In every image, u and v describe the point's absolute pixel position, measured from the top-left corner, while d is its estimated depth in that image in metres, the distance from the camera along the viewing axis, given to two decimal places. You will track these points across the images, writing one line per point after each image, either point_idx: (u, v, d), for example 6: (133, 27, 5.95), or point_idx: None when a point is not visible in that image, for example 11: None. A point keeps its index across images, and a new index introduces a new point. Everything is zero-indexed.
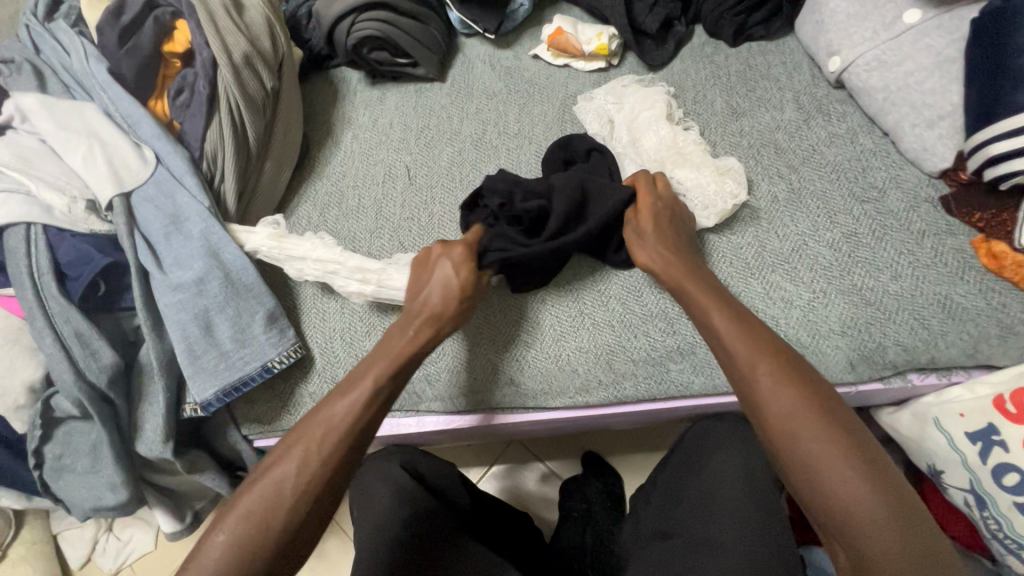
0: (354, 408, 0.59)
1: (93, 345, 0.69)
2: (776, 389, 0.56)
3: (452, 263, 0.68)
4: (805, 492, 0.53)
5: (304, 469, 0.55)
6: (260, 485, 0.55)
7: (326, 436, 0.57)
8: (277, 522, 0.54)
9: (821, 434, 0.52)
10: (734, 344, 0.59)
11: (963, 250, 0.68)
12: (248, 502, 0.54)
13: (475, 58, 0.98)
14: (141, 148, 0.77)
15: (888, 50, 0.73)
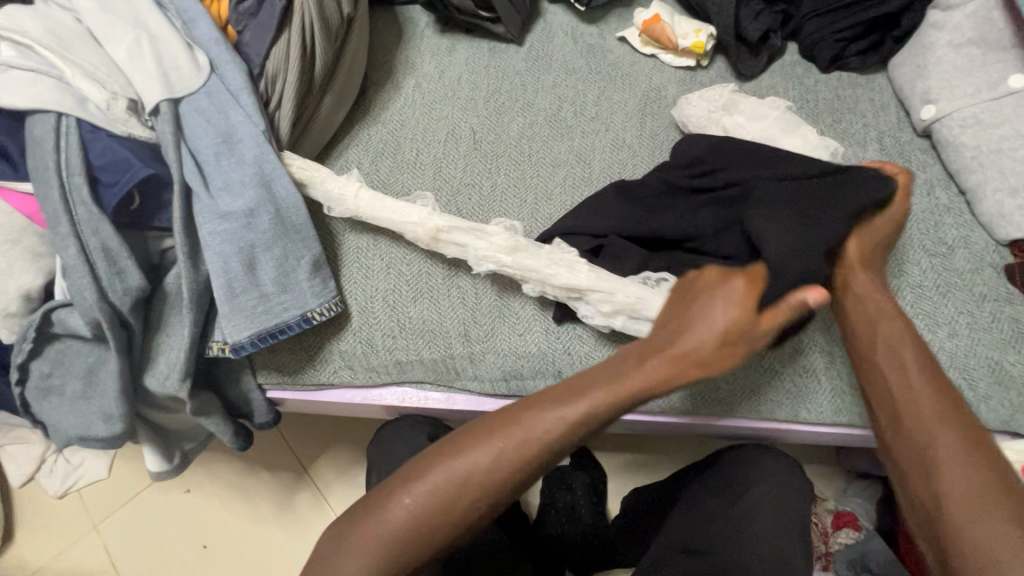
0: (558, 423, 0.54)
1: (120, 264, 0.61)
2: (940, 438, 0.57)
3: (720, 304, 0.57)
4: (946, 506, 0.55)
5: (472, 464, 0.54)
6: (449, 466, 0.54)
7: (524, 438, 0.54)
8: (452, 512, 0.53)
9: (966, 451, 0.56)
10: (912, 389, 0.60)
11: (1018, 320, 0.70)
12: (439, 479, 0.54)
13: (557, 27, 0.92)
14: (195, 51, 0.68)
15: (987, 110, 0.74)
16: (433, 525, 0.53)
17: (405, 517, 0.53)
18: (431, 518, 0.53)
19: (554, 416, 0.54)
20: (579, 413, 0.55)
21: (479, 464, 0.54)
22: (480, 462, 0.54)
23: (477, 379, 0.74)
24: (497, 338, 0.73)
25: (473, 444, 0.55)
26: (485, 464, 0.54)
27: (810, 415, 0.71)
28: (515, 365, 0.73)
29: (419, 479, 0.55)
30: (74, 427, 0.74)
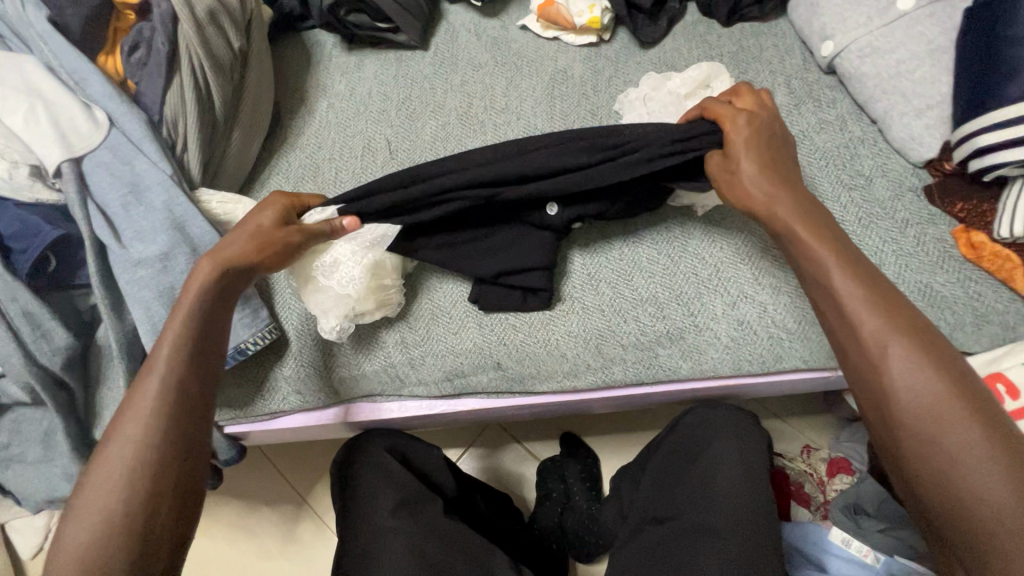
0: (190, 345, 0.55)
1: (44, 325, 0.64)
2: (897, 362, 0.46)
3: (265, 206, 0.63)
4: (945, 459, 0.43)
5: (129, 435, 0.50)
6: (115, 447, 0.50)
7: (169, 379, 0.52)
8: (135, 488, 0.48)
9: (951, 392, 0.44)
10: (862, 311, 0.48)
11: (943, 240, 0.69)
12: (110, 468, 0.49)
13: (460, 26, 0.93)
14: (92, 110, 0.69)
15: (881, 37, 0.74)
16: (115, 516, 0.47)
17: (89, 524, 0.47)
18: (121, 507, 0.47)
19: (169, 348, 0.54)
20: (168, 348, 0.54)
21: (134, 427, 0.50)
22: (136, 430, 0.50)
23: (421, 383, 0.74)
24: (434, 340, 0.74)
25: (127, 416, 0.51)
26: (149, 419, 0.50)
27: (753, 366, 0.71)
28: (455, 364, 0.73)
29: (88, 490, 0.49)
30: (38, 492, 0.74)
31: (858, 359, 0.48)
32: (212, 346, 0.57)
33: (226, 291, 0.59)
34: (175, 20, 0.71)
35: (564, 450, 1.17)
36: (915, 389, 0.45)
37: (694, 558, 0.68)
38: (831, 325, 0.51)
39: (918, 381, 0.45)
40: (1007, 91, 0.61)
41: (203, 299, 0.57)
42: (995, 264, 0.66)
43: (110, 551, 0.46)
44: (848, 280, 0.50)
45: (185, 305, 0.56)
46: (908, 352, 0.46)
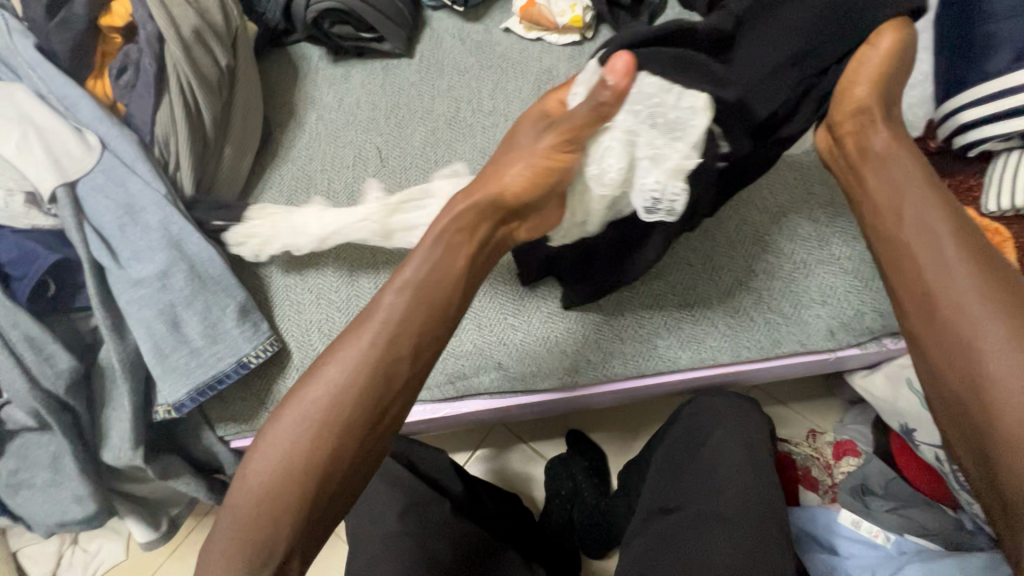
0: (437, 303, 0.51)
1: (47, 350, 0.64)
2: (987, 323, 0.43)
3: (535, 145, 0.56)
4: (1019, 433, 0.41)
5: (327, 379, 0.48)
6: (316, 388, 0.48)
7: (372, 335, 0.49)
8: (316, 438, 0.46)
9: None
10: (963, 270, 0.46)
11: None
12: (298, 411, 0.47)
13: (444, 32, 0.93)
14: (84, 134, 0.70)
15: None
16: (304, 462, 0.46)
17: (270, 462, 0.46)
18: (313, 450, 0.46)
19: (393, 304, 0.50)
20: (393, 302, 0.50)
21: (331, 377, 0.48)
22: (336, 374, 0.48)
23: (423, 388, 0.74)
24: None
25: (327, 362, 0.49)
26: (355, 369, 0.48)
27: (753, 353, 0.71)
28: (455, 367, 0.74)
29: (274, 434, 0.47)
30: (48, 517, 0.74)
31: (933, 317, 0.46)
32: (455, 301, 0.52)
33: (474, 235, 0.53)
34: (161, 41, 0.72)
35: (570, 448, 1.17)
36: (997, 355, 0.42)
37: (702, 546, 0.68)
38: (925, 289, 0.47)
39: (1007, 351, 0.42)
40: (986, 67, 0.62)
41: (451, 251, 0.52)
42: (984, 238, 0.66)
43: (291, 492, 0.45)
44: (951, 237, 0.47)
45: (425, 252, 0.52)
46: (993, 316, 0.43)
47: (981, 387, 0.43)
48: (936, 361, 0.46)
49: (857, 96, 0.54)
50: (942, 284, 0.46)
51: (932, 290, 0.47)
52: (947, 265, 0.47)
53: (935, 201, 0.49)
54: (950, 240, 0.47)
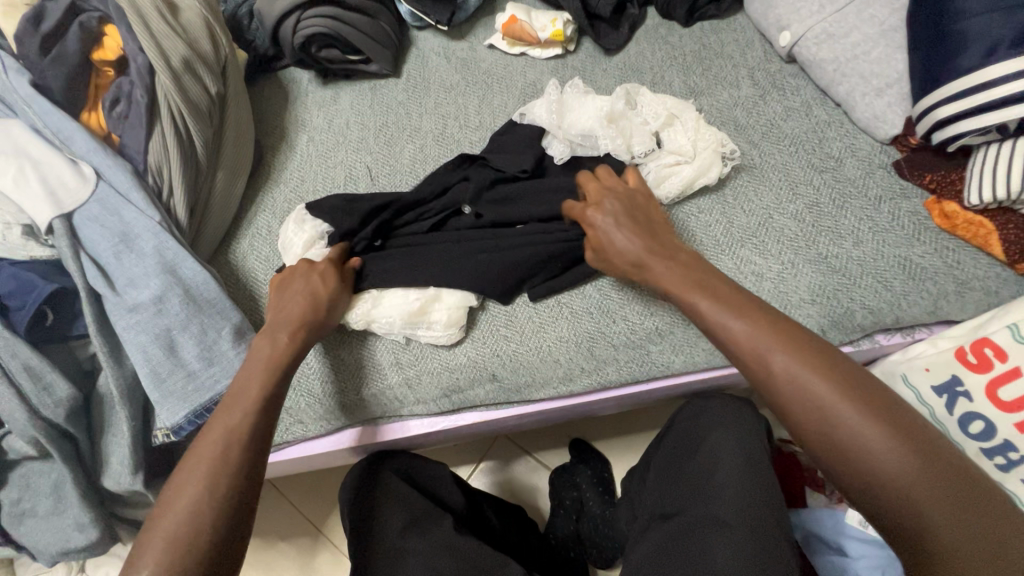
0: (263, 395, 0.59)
1: (46, 378, 0.65)
2: (827, 395, 0.47)
3: (318, 276, 0.69)
4: (856, 469, 0.46)
5: (203, 458, 0.53)
6: (201, 466, 0.53)
7: (245, 420, 0.56)
8: (205, 512, 0.50)
9: (851, 403, 0.47)
10: (771, 348, 0.50)
11: (918, 213, 0.71)
12: (181, 500, 0.51)
13: (429, 51, 0.95)
14: (79, 165, 0.71)
15: (834, 23, 0.76)
16: (188, 564, 0.48)
17: (158, 547, 0.49)
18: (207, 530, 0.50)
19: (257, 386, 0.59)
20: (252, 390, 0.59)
21: (198, 465, 0.53)
22: (209, 460, 0.53)
23: (419, 401, 0.75)
24: (428, 358, 0.75)
25: (192, 453, 0.54)
26: (229, 451, 0.54)
27: None
28: (451, 380, 0.74)
29: (157, 522, 0.50)
30: (51, 546, 0.74)
31: (785, 397, 0.49)
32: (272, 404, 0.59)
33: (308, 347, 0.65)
34: (151, 72, 0.73)
35: (574, 457, 1.17)
36: (851, 421, 0.46)
37: (701, 549, 0.67)
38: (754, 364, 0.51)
39: (856, 416, 0.46)
40: (958, 63, 0.63)
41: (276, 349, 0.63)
42: (970, 231, 0.67)
43: None
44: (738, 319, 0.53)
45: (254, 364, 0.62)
46: (806, 377, 0.48)
47: (826, 438, 0.47)
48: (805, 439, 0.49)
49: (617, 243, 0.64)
50: (776, 369, 0.50)
51: (767, 366, 0.50)
52: (758, 347, 0.51)
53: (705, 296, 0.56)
54: (752, 325, 0.52)
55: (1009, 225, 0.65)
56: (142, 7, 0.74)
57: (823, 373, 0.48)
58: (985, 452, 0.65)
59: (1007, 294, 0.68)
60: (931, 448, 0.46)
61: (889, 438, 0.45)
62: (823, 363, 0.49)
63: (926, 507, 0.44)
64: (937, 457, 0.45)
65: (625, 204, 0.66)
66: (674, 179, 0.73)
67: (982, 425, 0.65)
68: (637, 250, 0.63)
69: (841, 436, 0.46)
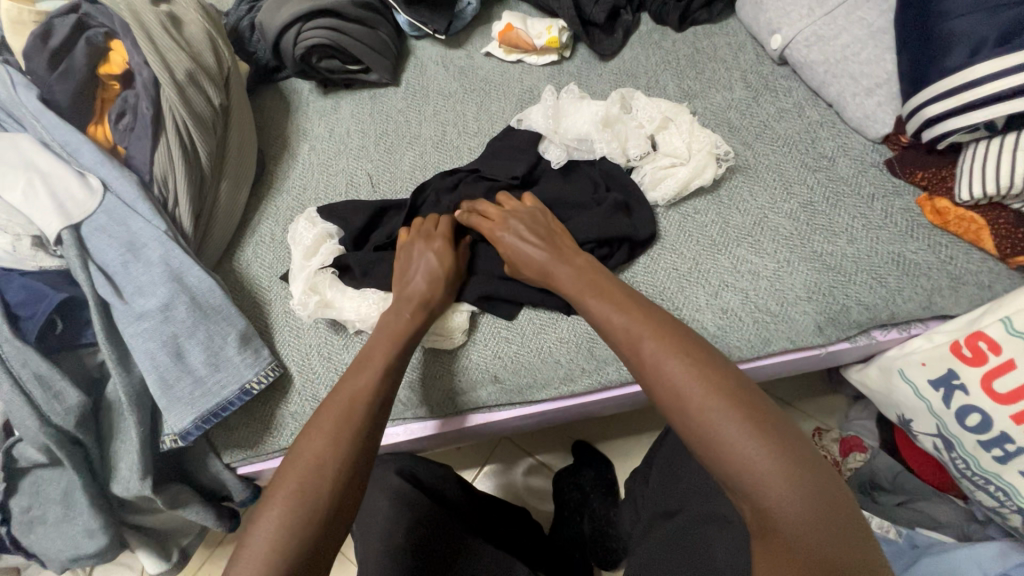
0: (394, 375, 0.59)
1: (56, 387, 0.67)
2: (685, 379, 0.48)
3: (434, 251, 0.70)
4: (712, 457, 0.46)
5: (340, 429, 0.52)
6: (331, 429, 0.52)
7: (382, 393, 0.56)
8: (340, 481, 0.49)
9: (711, 392, 0.47)
10: (645, 340, 0.52)
11: (911, 210, 0.72)
12: (315, 459, 0.50)
13: (428, 60, 0.97)
14: (87, 177, 0.73)
15: (824, 25, 0.77)
16: (321, 512, 0.48)
17: (289, 502, 0.47)
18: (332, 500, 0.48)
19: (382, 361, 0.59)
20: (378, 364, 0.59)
21: (345, 430, 0.52)
22: (347, 427, 0.52)
23: (423, 404, 0.76)
24: (430, 362, 0.76)
25: (336, 410, 0.53)
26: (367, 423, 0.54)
27: (744, 352, 0.72)
28: (453, 383, 0.75)
29: (291, 465, 0.50)
30: (61, 553, 0.75)
31: (653, 383, 0.50)
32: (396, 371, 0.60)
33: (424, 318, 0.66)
34: (156, 85, 0.75)
35: (577, 458, 1.17)
36: (707, 403, 0.47)
37: (702, 545, 0.68)
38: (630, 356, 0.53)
39: (710, 397, 0.47)
40: (946, 63, 0.64)
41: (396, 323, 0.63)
42: (962, 227, 0.69)
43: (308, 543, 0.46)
44: (621, 315, 0.55)
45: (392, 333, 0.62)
46: (672, 363, 0.50)
47: (689, 427, 0.47)
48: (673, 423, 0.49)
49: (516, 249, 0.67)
50: (648, 356, 0.51)
51: (640, 355, 0.52)
52: (636, 335, 0.53)
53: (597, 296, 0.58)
54: (631, 318, 0.55)
55: (1001, 221, 0.66)
56: (147, 23, 0.76)
57: (688, 358, 0.49)
58: (983, 445, 0.67)
59: (1001, 289, 0.69)
60: (789, 442, 0.45)
61: (739, 425, 0.45)
62: (692, 350, 0.50)
63: (768, 491, 0.43)
64: (793, 450, 0.44)
65: (520, 224, 0.69)
66: (670, 182, 0.75)
67: (978, 418, 0.67)
68: (537, 258, 0.65)
69: (698, 416, 0.46)
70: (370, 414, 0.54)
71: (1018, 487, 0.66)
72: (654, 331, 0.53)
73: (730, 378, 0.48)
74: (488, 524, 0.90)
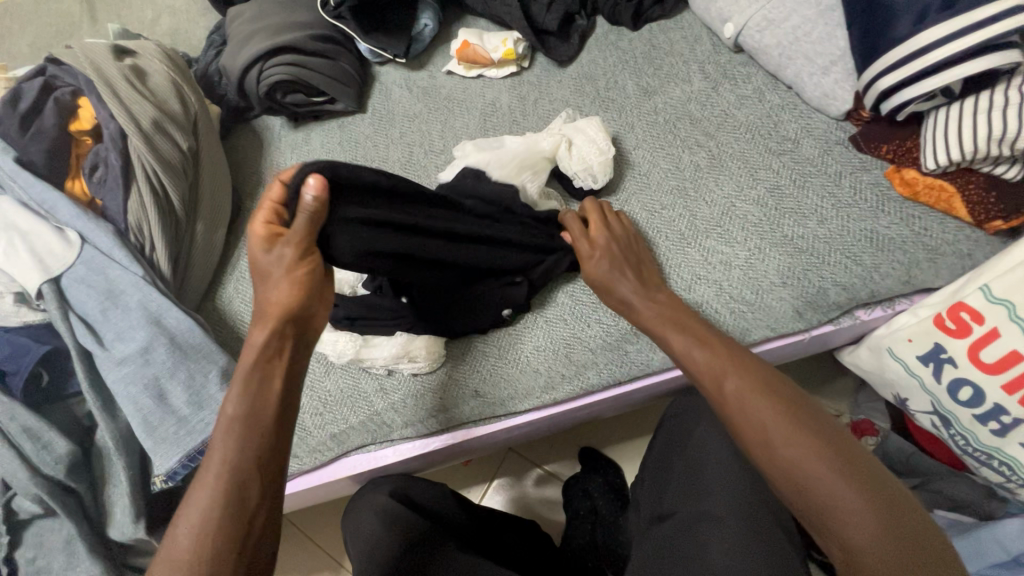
0: (252, 409, 0.51)
1: (45, 438, 0.69)
2: (781, 431, 0.49)
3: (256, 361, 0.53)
4: (797, 500, 0.48)
5: (204, 481, 0.49)
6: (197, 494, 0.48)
7: (241, 443, 0.50)
8: (213, 533, 0.46)
9: (802, 441, 0.48)
10: (738, 387, 0.53)
11: (879, 184, 0.71)
12: (189, 516, 0.47)
13: (392, 84, 0.98)
14: (64, 231, 0.75)
15: (773, 9, 0.77)
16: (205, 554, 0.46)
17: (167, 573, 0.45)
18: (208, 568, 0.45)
19: (246, 384, 0.53)
20: (237, 401, 0.52)
21: (209, 478, 0.49)
22: (217, 463, 0.49)
23: (407, 425, 0.75)
24: (410, 382, 0.76)
25: (208, 455, 0.50)
26: (238, 446, 0.50)
27: None
28: (437, 401, 0.75)
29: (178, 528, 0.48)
30: None
31: (745, 430, 0.52)
32: (268, 372, 0.54)
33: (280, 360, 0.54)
34: (123, 136, 0.78)
35: (585, 465, 1.15)
36: (799, 452, 0.48)
37: (694, 546, 0.67)
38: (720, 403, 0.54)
39: (802, 452, 0.48)
40: (893, 33, 0.63)
41: (257, 353, 0.54)
42: (932, 197, 0.67)
43: None
44: (709, 360, 0.56)
45: (240, 376, 0.53)
46: (766, 412, 0.51)
47: (781, 470, 0.49)
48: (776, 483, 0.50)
49: (601, 246, 0.69)
50: (735, 402, 0.53)
51: (728, 403, 0.53)
52: (724, 383, 0.54)
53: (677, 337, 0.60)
54: (713, 359, 0.56)
55: (970, 187, 0.64)
56: (112, 80, 0.80)
57: (801, 421, 0.49)
58: (978, 418, 0.66)
59: (982, 256, 0.67)
60: (879, 490, 0.46)
61: (830, 474, 0.46)
62: (798, 412, 0.50)
63: (859, 533, 0.44)
64: (885, 499, 0.45)
65: (625, 246, 0.70)
66: (593, 152, 0.76)
67: (970, 391, 0.65)
68: (629, 286, 0.66)
69: (800, 483, 0.47)
70: (245, 434, 0.50)
71: (1021, 460, 0.64)
72: (746, 376, 0.54)
73: (825, 426, 0.50)
74: (489, 541, 0.89)
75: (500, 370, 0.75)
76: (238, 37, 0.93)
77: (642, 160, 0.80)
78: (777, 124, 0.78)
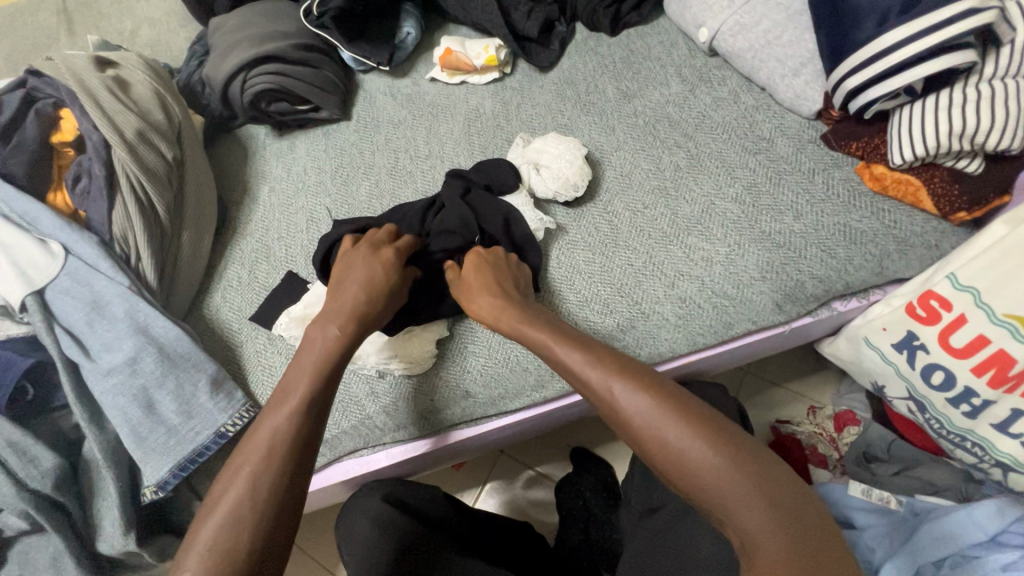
0: (287, 439, 0.53)
1: (31, 452, 0.68)
2: (669, 423, 0.49)
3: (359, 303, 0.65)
4: (684, 488, 0.48)
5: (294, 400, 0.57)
6: (217, 518, 0.48)
7: (276, 481, 0.51)
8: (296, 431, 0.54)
9: (687, 428, 0.48)
10: (623, 386, 0.52)
11: (851, 179, 0.74)
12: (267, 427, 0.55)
13: (376, 92, 0.99)
14: (47, 243, 0.75)
15: (744, 14, 0.80)
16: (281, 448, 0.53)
17: (252, 467, 0.51)
18: (285, 468, 0.52)
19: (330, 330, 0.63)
20: (305, 374, 0.59)
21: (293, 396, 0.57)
22: (302, 388, 0.58)
23: (399, 428, 0.76)
24: (402, 386, 0.76)
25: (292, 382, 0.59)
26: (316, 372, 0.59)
27: (707, 338, 0.73)
28: (427, 403, 0.75)
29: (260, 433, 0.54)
30: None
31: (633, 425, 0.50)
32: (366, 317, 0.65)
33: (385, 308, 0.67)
34: (106, 147, 0.77)
35: (577, 465, 1.16)
36: (686, 439, 0.47)
37: (685, 537, 0.68)
38: (608, 406, 0.52)
39: (690, 440, 0.47)
40: (858, 35, 0.66)
41: (332, 329, 0.63)
42: (900, 190, 0.70)
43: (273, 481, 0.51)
44: (594, 366, 0.55)
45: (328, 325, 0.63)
46: (651, 406, 0.50)
47: (674, 460, 0.48)
48: (678, 491, 0.49)
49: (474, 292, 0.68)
50: (619, 401, 0.52)
51: (615, 400, 0.52)
52: (610, 387, 0.53)
53: (567, 348, 0.58)
54: (597, 364, 0.55)
55: (935, 180, 0.67)
56: (95, 91, 0.79)
57: (683, 414, 0.49)
58: (950, 401, 0.68)
59: (949, 246, 0.70)
60: (763, 471, 0.46)
61: (717, 459, 0.46)
62: (683, 408, 0.50)
63: (753, 520, 0.43)
64: (770, 480, 0.45)
65: (490, 269, 0.70)
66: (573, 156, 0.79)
67: (942, 375, 0.68)
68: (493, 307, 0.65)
69: (695, 475, 0.46)
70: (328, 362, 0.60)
71: (992, 440, 0.67)
72: (630, 377, 0.53)
73: (710, 419, 0.49)
74: (484, 542, 0.89)
75: (490, 369, 0.75)
76: (221, 47, 0.94)
77: (623, 161, 0.82)
78: (752, 124, 0.80)
